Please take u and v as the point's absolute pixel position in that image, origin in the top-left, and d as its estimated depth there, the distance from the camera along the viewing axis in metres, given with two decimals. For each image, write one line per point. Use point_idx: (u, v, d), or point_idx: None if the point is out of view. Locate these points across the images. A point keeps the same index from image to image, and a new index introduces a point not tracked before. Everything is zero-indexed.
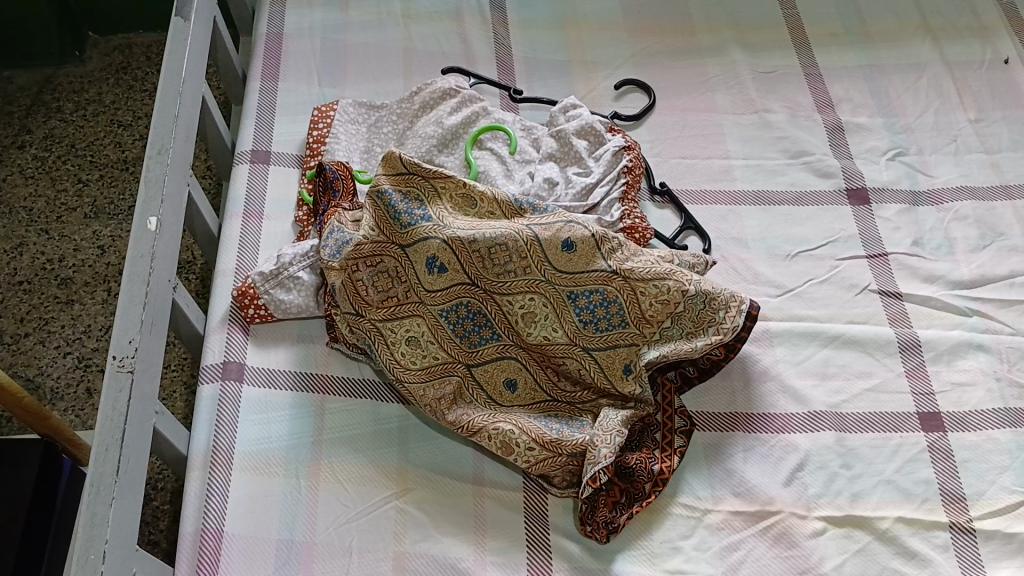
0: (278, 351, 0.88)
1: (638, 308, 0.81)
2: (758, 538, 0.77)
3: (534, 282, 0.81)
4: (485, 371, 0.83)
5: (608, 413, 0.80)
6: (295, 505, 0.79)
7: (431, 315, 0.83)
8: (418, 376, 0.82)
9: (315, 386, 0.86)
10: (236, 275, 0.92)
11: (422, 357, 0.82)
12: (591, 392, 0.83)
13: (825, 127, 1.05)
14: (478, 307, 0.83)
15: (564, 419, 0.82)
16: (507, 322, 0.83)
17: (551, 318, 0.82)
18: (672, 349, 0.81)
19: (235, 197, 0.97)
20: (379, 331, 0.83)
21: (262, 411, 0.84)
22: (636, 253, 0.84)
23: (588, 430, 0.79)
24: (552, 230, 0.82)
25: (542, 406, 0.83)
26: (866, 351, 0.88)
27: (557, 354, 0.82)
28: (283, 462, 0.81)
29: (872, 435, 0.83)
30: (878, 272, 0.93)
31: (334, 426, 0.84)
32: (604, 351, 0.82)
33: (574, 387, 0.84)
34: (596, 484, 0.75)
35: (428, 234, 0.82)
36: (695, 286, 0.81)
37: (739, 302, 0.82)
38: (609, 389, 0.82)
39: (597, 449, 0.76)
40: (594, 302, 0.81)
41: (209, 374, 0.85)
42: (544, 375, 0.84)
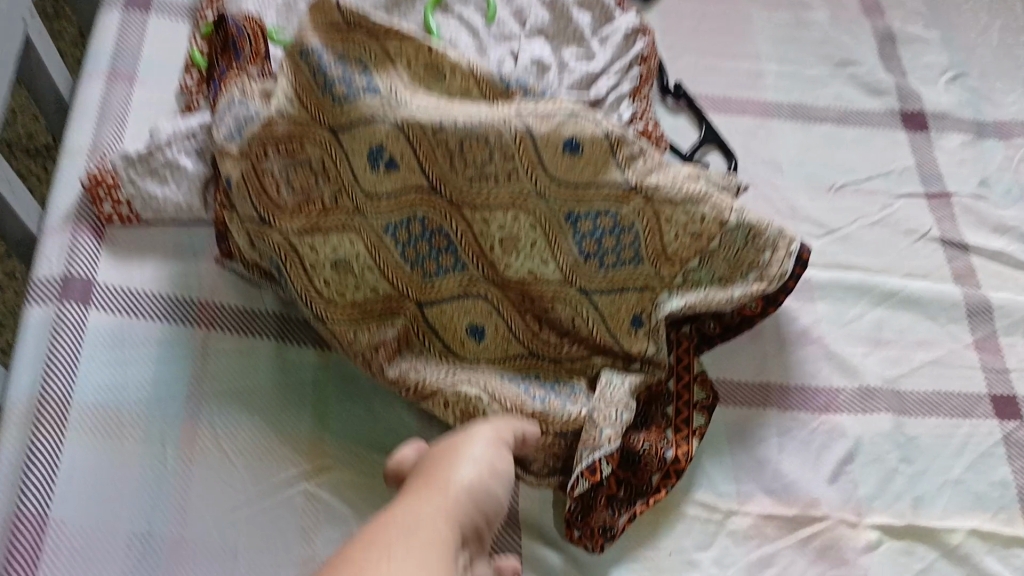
0: (144, 265, 0.62)
1: (658, 240, 0.60)
2: (796, 551, 0.58)
3: (519, 195, 0.59)
4: (443, 312, 0.60)
5: (608, 378, 0.59)
6: (158, 483, 0.55)
7: (370, 227, 0.59)
8: (347, 315, 0.58)
9: (195, 317, 0.61)
10: (89, 156, 0.65)
11: (355, 288, 0.59)
12: (584, 348, 0.62)
13: (873, 35, 0.84)
14: (438, 224, 0.59)
15: (547, 380, 0.60)
16: (477, 246, 0.60)
17: (540, 245, 0.59)
18: (698, 300, 0.60)
19: (99, 52, 0.70)
20: (294, 249, 0.58)
21: (116, 347, 0.59)
22: (662, 168, 0.60)
23: (582, 400, 0.58)
24: (550, 124, 0.58)
25: (519, 362, 0.61)
26: (925, 314, 0.69)
27: (544, 295, 0.60)
28: (142, 422, 0.57)
29: (936, 421, 0.64)
30: (939, 216, 0.74)
31: (220, 375, 0.60)
32: (607, 295, 0.61)
33: (562, 340, 0.62)
34: (596, 477, 0.54)
35: (373, 114, 0.57)
36: (735, 215, 0.60)
37: (788, 242, 0.61)
38: (610, 344, 0.61)
39: (598, 430, 0.56)
40: (601, 228, 0.59)
41: (42, 292, 0.59)
42: (523, 322, 0.61)
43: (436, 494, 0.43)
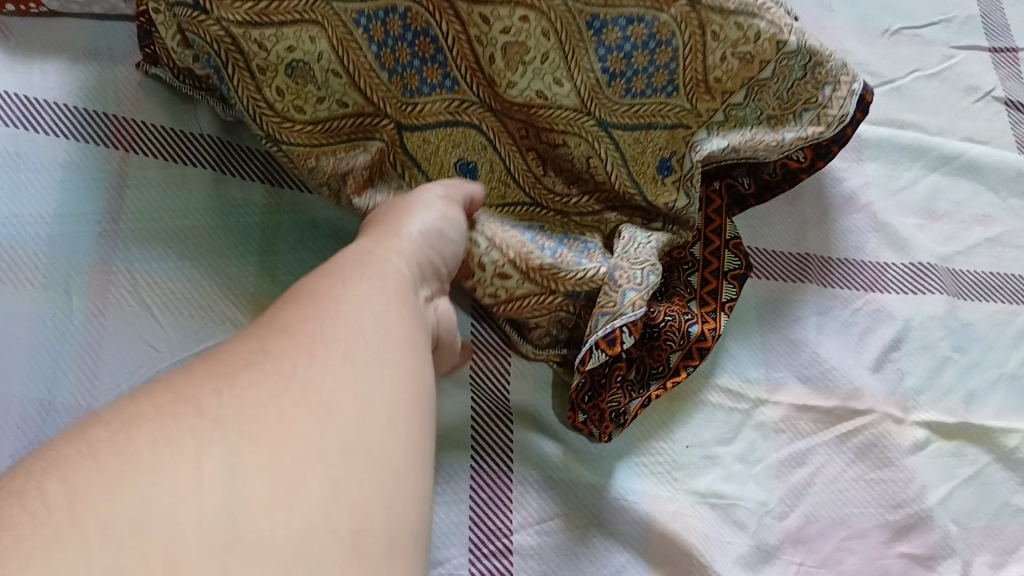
0: (45, 68, 0.48)
1: (700, 63, 0.47)
2: (833, 449, 0.49)
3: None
4: (426, 142, 0.48)
5: (628, 235, 0.48)
6: (60, 341, 0.43)
7: (333, 18, 0.43)
8: (308, 137, 0.46)
9: (111, 137, 0.48)
10: None
11: (317, 97, 0.45)
12: (598, 197, 0.50)
13: None
14: (423, 22, 0.45)
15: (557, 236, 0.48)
16: (473, 57, 0.46)
17: (554, 58, 0.46)
18: (739, 143, 0.49)
19: None
20: (234, 41, 0.43)
21: (8, 168, 0.45)
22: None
23: (597, 257, 0.47)
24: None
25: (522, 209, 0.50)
26: (984, 184, 0.60)
27: (555, 126, 0.47)
28: (41, 264, 0.44)
29: (993, 307, 0.55)
30: (1004, 75, 0.64)
31: (142, 211, 0.47)
32: (631, 133, 0.48)
33: (570, 182, 0.50)
34: (614, 350, 0.44)
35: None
36: (794, 36, 0.47)
37: (851, 80, 0.49)
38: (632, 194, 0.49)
39: (620, 291, 0.44)
40: (631, 40, 0.46)
41: None
42: (524, 160, 0.49)
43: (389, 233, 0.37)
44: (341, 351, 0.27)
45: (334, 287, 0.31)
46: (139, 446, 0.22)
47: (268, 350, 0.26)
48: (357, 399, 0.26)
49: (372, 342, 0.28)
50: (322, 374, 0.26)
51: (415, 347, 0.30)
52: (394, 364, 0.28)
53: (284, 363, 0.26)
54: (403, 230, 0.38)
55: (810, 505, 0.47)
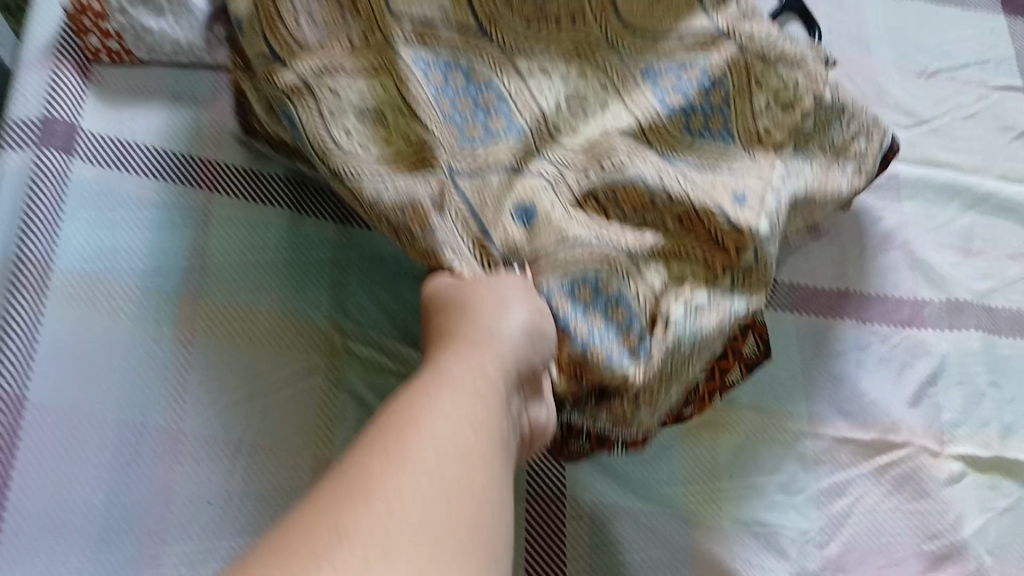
0: (138, 113, 0.53)
1: (749, 112, 0.49)
2: (872, 481, 0.51)
3: (584, 45, 0.49)
4: (487, 182, 0.44)
5: (683, 301, 0.43)
6: (154, 366, 0.46)
7: (403, 69, 0.45)
8: (384, 167, 0.43)
9: (198, 176, 0.52)
10: None
11: (387, 138, 0.45)
12: (668, 256, 0.44)
13: None
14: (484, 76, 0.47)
15: (606, 294, 0.42)
16: (542, 111, 0.47)
17: (613, 100, 0.49)
18: (791, 175, 0.49)
19: None
20: (310, 87, 0.44)
21: (106, 206, 0.50)
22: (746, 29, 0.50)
23: (642, 357, 0.42)
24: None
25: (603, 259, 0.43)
26: (1020, 221, 0.62)
27: (621, 164, 0.46)
28: (137, 294, 0.48)
29: None
30: None
31: (226, 246, 0.51)
32: (699, 172, 0.47)
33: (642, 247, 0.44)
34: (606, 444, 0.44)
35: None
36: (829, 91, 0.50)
37: (880, 139, 0.52)
38: (699, 258, 0.45)
39: (637, 404, 0.42)
40: (686, 82, 0.49)
41: (14, 133, 0.49)
42: (590, 207, 0.45)
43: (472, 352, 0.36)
44: (424, 508, 0.27)
45: (416, 419, 0.30)
46: None
47: (352, 514, 0.26)
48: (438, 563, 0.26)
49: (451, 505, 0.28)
50: (406, 535, 0.26)
51: (493, 491, 0.30)
52: (474, 528, 0.28)
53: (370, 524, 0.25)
54: (487, 345, 0.37)
55: (849, 534, 0.50)
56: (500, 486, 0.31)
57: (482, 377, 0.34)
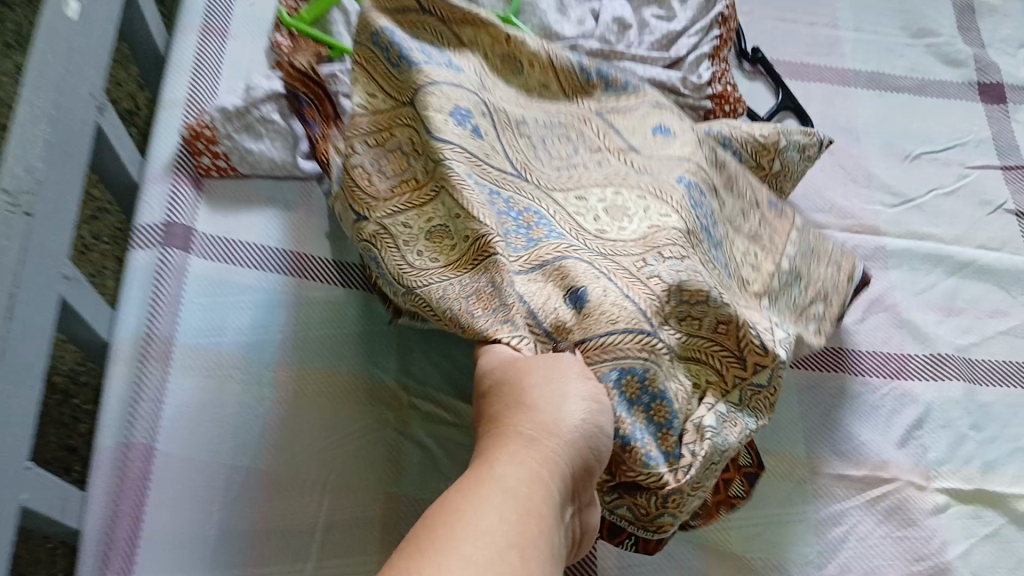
0: (240, 217, 0.65)
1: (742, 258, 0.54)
2: (865, 511, 0.59)
3: (615, 177, 0.53)
4: (536, 280, 0.45)
5: (713, 412, 0.47)
6: (255, 421, 0.58)
7: (456, 176, 0.46)
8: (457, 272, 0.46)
9: (288, 265, 0.64)
10: (187, 108, 0.68)
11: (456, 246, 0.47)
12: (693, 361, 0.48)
13: (952, 6, 0.83)
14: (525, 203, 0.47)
15: (653, 390, 0.44)
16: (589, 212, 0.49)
17: (653, 205, 0.50)
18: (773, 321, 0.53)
19: (192, 7, 0.72)
20: (387, 228, 0.48)
21: (215, 294, 0.62)
22: (733, 186, 0.57)
23: (678, 465, 0.44)
24: (634, 118, 0.58)
25: (642, 340, 0.44)
26: (999, 284, 0.69)
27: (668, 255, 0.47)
28: (240, 363, 0.60)
29: (1008, 390, 0.65)
30: (1016, 187, 0.74)
31: (311, 322, 0.62)
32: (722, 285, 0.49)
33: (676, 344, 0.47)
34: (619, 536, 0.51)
35: (436, 78, 0.48)
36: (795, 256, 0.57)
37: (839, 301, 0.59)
38: (715, 365, 0.48)
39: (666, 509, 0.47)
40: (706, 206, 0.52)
41: (144, 237, 0.62)
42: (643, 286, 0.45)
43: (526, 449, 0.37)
44: None
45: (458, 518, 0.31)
46: None
47: None
48: None
49: None
50: None
51: None
52: None
53: None
54: (542, 443, 0.38)
55: (845, 558, 0.57)
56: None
57: (532, 479, 0.35)
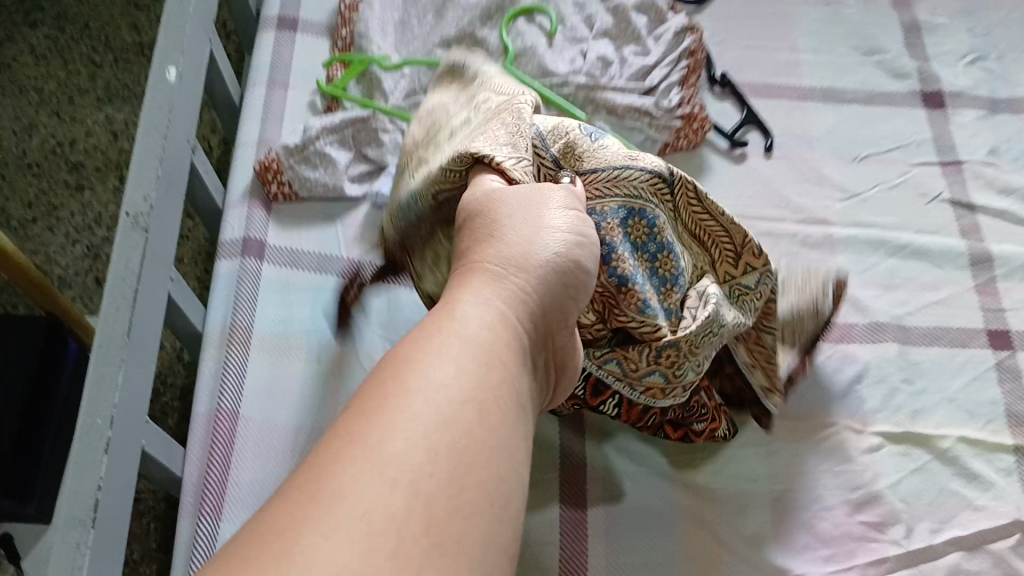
0: (301, 231, 0.82)
1: None
2: (810, 450, 0.71)
3: None
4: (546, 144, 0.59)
5: (708, 285, 0.62)
6: (316, 390, 0.74)
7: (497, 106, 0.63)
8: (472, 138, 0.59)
9: (340, 267, 0.80)
10: (258, 146, 0.85)
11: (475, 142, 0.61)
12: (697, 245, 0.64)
13: (900, 26, 0.96)
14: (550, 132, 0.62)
15: (660, 238, 0.59)
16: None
17: None
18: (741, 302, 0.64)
19: (258, 65, 0.89)
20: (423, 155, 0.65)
21: (283, 292, 0.78)
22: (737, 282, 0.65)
23: (671, 305, 0.60)
24: None
25: (655, 185, 0.59)
26: (933, 263, 0.81)
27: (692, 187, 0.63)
28: (305, 346, 0.76)
29: (937, 350, 0.77)
30: (952, 180, 0.86)
31: (360, 313, 0.78)
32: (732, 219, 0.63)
33: (682, 228, 0.63)
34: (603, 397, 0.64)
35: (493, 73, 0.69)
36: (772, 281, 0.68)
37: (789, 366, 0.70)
38: (710, 258, 0.64)
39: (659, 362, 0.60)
40: None
41: (228, 250, 0.80)
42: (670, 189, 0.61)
43: (490, 285, 0.46)
44: (423, 412, 0.37)
45: (425, 348, 0.40)
46: (292, 508, 0.33)
47: (374, 420, 0.36)
48: (426, 450, 0.36)
49: (444, 414, 0.38)
50: (408, 433, 0.36)
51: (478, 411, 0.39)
52: (460, 428, 0.38)
53: (383, 424, 0.36)
54: (506, 281, 0.46)
55: (791, 487, 0.70)
56: (494, 397, 0.40)
57: (494, 316, 0.44)
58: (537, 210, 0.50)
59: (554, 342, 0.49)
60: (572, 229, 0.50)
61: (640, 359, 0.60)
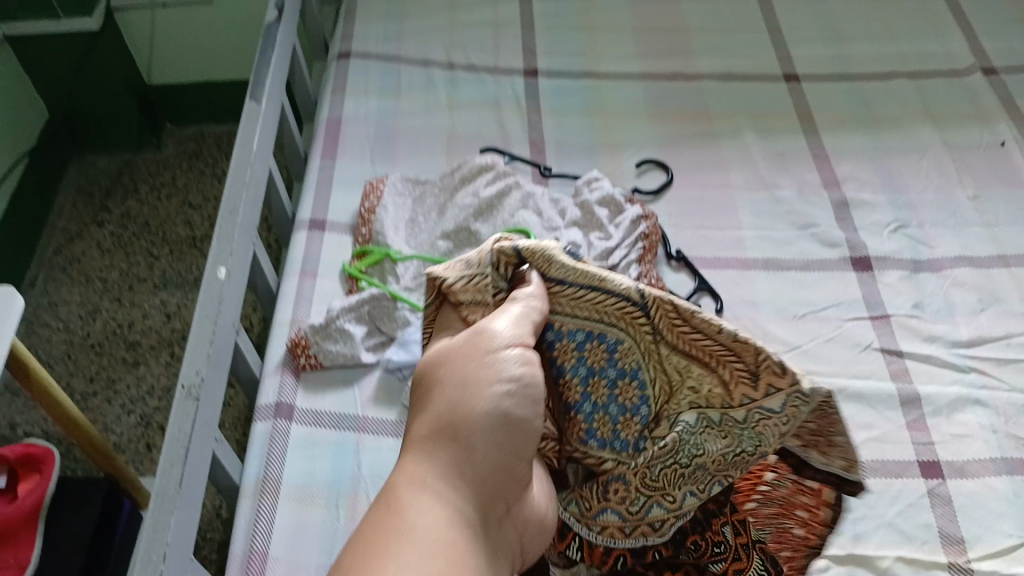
0: (324, 395, 0.97)
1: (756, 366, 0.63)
2: None
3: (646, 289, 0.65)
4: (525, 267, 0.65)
5: (694, 412, 0.64)
6: (333, 531, 0.87)
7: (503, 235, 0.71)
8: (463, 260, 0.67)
9: (356, 425, 0.95)
10: (290, 325, 1.02)
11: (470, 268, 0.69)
12: (703, 368, 0.63)
13: (831, 203, 1.14)
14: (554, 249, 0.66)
15: (621, 366, 0.65)
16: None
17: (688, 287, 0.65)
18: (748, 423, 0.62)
19: (293, 259, 1.09)
20: None
21: (307, 447, 0.92)
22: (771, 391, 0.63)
23: (630, 434, 0.65)
24: None
25: (620, 308, 0.63)
26: (868, 404, 0.93)
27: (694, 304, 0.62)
28: (325, 494, 0.89)
29: (874, 480, 0.87)
30: (880, 331, 0.99)
31: (372, 463, 0.92)
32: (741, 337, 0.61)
33: (673, 352, 0.64)
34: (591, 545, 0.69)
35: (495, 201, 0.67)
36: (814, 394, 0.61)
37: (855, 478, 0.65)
38: (724, 375, 0.62)
39: (623, 495, 0.65)
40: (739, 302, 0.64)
41: (263, 413, 0.95)
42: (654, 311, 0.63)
43: (428, 465, 0.55)
44: None
45: (376, 546, 0.50)
46: None
47: None
48: None
49: None
50: None
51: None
52: None
53: None
54: (444, 459, 0.55)
55: None
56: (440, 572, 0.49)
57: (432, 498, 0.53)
58: (490, 370, 0.57)
59: (508, 496, 0.57)
60: (517, 388, 0.57)
61: (592, 496, 0.66)
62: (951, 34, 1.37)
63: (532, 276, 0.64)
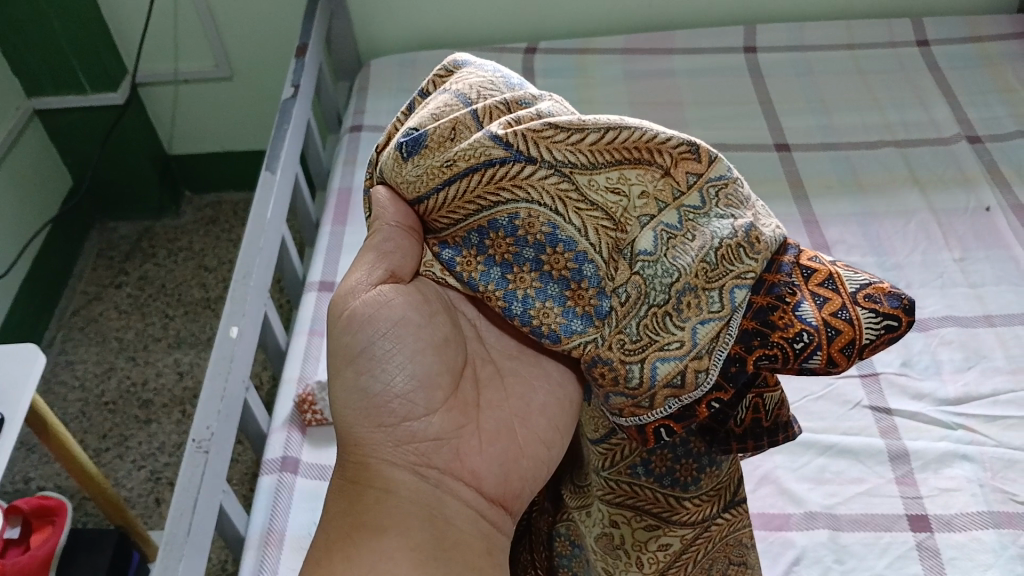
0: (330, 450, 1.00)
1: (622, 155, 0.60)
2: None
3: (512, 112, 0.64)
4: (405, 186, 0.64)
5: (648, 232, 0.60)
6: None
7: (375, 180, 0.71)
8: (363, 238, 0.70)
9: None
10: (298, 381, 1.06)
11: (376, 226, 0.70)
12: (634, 167, 0.61)
13: None
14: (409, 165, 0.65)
15: (535, 239, 0.60)
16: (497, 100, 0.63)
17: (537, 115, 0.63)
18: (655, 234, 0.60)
19: (303, 320, 1.13)
20: None
21: (311, 499, 0.95)
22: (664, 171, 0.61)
23: (592, 318, 0.60)
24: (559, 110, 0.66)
25: (490, 176, 0.59)
26: (857, 459, 0.95)
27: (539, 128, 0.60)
28: None
29: (863, 534, 0.89)
30: (869, 389, 1.02)
31: None
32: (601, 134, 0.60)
33: (592, 175, 0.60)
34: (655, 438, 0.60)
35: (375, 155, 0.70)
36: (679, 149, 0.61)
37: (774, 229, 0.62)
38: (663, 163, 0.61)
39: (628, 377, 0.58)
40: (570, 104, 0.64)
41: (269, 467, 0.99)
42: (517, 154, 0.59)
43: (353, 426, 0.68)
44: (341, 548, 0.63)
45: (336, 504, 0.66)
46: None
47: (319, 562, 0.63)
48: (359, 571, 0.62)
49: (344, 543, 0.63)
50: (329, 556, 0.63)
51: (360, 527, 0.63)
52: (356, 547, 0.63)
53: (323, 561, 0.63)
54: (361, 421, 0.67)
55: None
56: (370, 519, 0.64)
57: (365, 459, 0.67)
58: (358, 329, 0.67)
59: (436, 451, 0.68)
60: (375, 346, 0.67)
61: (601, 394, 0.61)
62: (936, 105, 1.44)
63: (380, 198, 0.66)
